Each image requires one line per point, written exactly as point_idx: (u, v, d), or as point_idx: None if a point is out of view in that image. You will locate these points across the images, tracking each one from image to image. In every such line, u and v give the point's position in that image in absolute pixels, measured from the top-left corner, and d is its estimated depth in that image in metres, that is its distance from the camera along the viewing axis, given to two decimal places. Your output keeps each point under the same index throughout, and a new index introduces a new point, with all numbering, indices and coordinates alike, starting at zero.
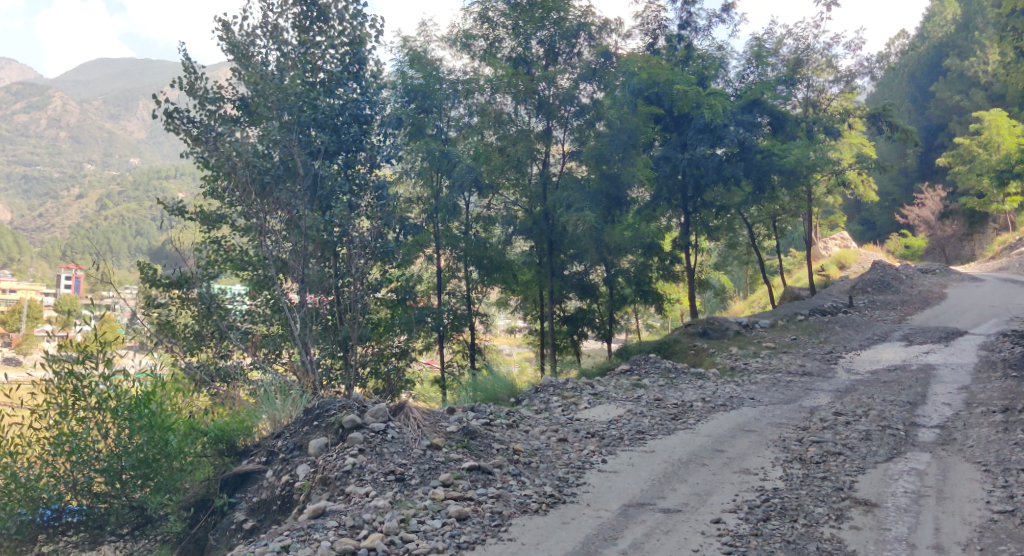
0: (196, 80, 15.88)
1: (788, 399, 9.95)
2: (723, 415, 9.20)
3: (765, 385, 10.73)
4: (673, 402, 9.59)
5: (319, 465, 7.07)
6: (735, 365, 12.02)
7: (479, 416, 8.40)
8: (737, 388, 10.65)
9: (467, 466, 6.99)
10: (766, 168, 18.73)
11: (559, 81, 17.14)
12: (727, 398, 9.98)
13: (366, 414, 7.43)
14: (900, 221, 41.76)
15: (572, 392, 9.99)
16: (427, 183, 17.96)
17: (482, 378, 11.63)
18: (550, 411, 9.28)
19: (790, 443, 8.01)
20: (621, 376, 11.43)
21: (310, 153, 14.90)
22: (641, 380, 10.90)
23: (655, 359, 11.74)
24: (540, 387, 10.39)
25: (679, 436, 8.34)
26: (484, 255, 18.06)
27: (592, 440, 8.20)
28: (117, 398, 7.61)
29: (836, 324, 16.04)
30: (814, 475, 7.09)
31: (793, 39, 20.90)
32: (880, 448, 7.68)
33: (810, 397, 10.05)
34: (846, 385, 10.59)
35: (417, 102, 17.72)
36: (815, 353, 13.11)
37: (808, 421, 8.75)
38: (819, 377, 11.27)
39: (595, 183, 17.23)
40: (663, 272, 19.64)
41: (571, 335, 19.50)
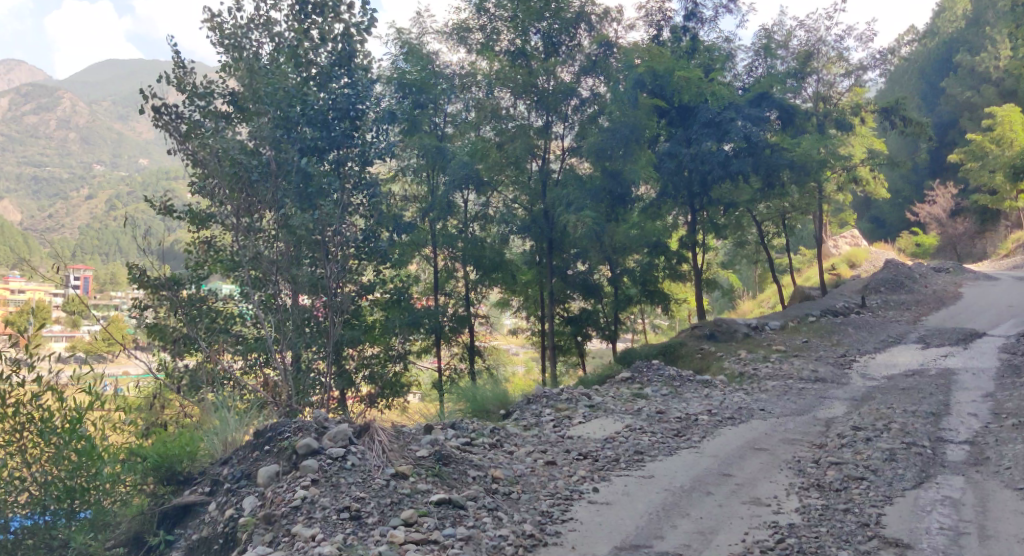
0: (185, 75, 15.39)
1: (801, 410, 9.35)
2: (731, 430, 8.60)
3: (774, 395, 10.14)
4: (676, 416, 8.99)
5: (266, 498, 6.43)
6: (743, 371, 11.43)
7: (460, 435, 7.86)
8: (747, 397, 10.06)
9: (434, 501, 6.31)
10: (775, 164, 18.13)
11: (558, 73, 16.73)
12: (735, 409, 9.37)
13: (325, 438, 6.87)
14: (912, 218, 41.01)
15: (566, 404, 9.45)
16: (420, 179, 17.62)
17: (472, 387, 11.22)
18: (540, 427, 8.71)
19: (806, 466, 7.43)
20: (622, 384, 10.84)
21: (301, 149, 14.39)
22: (643, 389, 10.31)
23: (658, 367, 11.17)
24: (533, 398, 9.89)
25: (682, 458, 7.76)
26: (481, 255, 17.52)
27: (583, 463, 7.61)
28: (45, 420, 7.25)
29: (850, 326, 15.42)
30: (835, 507, 6.50)
31: (804, 30, 20.29)
32: (907, 472, 7.06)
33: (825, 407, 9.46)
34: (862, 393, 10.00)
35: (412, 97, 17.27)
36: (827, 357, 12.51)
37: (824, 437, 8.17)
38: (834, 384, 10.67)
39: (597, 180, 16.64)
40: (669, 271, 19.05)
41: (574, 336, 19.00)
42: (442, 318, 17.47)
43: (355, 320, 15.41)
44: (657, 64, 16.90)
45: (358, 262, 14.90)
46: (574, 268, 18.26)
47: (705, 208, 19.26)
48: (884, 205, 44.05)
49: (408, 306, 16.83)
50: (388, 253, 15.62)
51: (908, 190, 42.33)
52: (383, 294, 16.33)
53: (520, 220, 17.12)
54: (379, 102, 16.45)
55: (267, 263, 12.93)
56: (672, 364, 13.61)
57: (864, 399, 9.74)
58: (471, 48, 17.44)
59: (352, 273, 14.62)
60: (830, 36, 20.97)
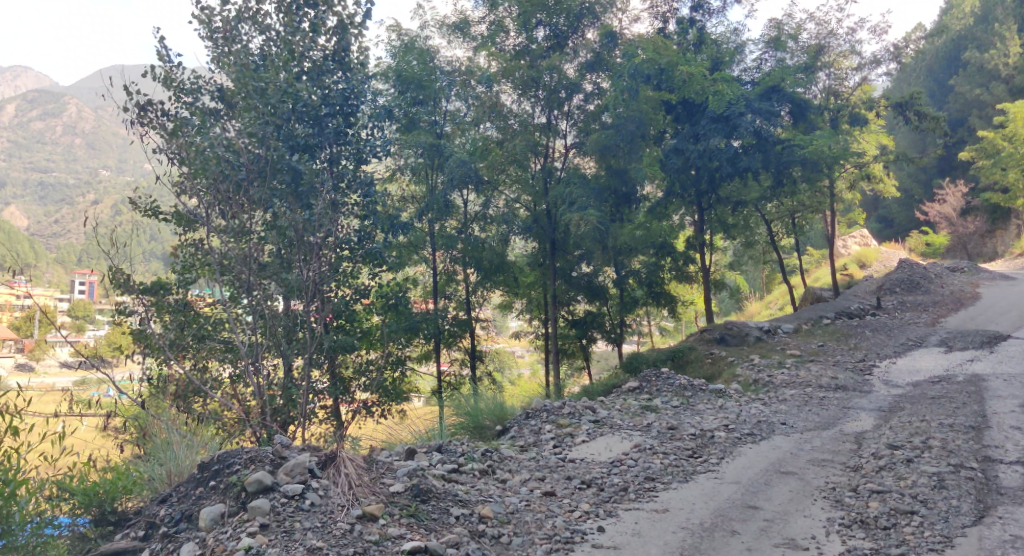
0: (171, 71, 14.83)
1: (826, 423, 8.73)
2: (752, 450, 7.96)
3: (791, 406, 9.48)
4: (690, 433, 8.35)
5: (207, 545, 5.71)
6: (758, 378, 10.78)
7: (447, 460, 7.31)
8: (765, 408, 9.43)
9: (406, 550, 5.66)
10: (787, 160, 17.48)
11: (563, 68, 15.91)
12: (754, 424, 8.72)
13: (280, 473, 6.17)
14: (921, 218, 40.19)
15: (567, 420, 8.83)
16: (418, 177, 17.01)
17: (468, 400, 10.64)
18: (539, 448, 8.07)
19: (843, 496, 6.79)
20: (629, 394, 10.24)
21: (291, 147, 13.85)
22: (652, 401, 9.68)
23: (667, 375, 10.53)
24: (532, 412, 9.26)
25: (699, 486, 7.11)
26: (481, 256, 16.89)
27: (586, 495, 6.94)
28: None
29: (867, 329, 14.74)
30: (888, 550, 5.85)
31: (815, 23, 19.65)
32: (962, 503, 6.44)
33: (851, 420, 8.80)
34: (889, 403, 9.35)
35: (411, 93, 16.67)
36: (844, 362, 11.84)
37: (857, 459, 7.54)
38: (856, 391, 10.03)
39: (602, 178, 15.97)
40: (677, 273, 18.38)
41: (580, 339, 18.22)
42: (443, 323, 16.79)
43: (351, 325, 14.79)
44: (664, 57, 16.27)
45: (353, 265, 14.64)
46: (579, 269, 17.60)
47: (713, 207, 18.61)
48: (892, 205, 43.29)
49: (406, 311, 16.19)
50: (384, 255, 15.03)
51: (917, 189, 41.57)
52: (379, 298, 15.69)
53: (522, 219, 16.45)
54: (375, 99, 15.85)
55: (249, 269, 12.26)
56: (681, 370, 12.99)
57: (891, 413, 9.09)
58: (471, 41, 16.79)
59: (346, 275, 14.45)
60: (841, 29, 20.33)
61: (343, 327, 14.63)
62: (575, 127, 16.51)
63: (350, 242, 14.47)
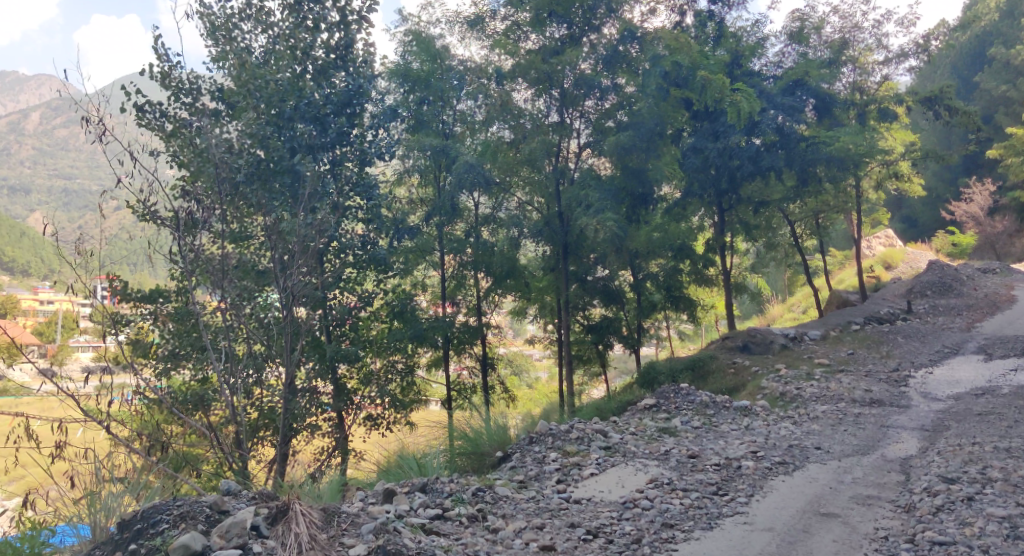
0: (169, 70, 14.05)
1: (865, 448, 8.00)
2: (783, 483, 7.23)
3: (822, 426, 8.78)
4: (713, 462, 7.67)
5: None
6: (785, 391, 10.09)
7: (433, 502, 6.66)
8: (796, 429, 8.73)
9: None
10: (811, 158, 16.77)
11: (579, 65, 15.13)
12: (785, 450, 8.02)
13: (214, 536, 5.36)
14: (948, 217, 39.01)
15: (575, 447, 8.24)
16: (426, 179, 16.38)
17: (472, 424, 10.13)
18: (541, 483, 7.43)
19: (893, 546, 5.94)
20: (645, 413, 9.61)
21: (292, 150, 13.28)
22: (670, 422, 9.03)
23: (687, 392, 9.90)
24: (536, 437, 8.75)
25: (723, 533, 6.31)
26: (491, 261, 16.17)
27: (591, 549, 6.10)
28: None
29: (899, 335, 13.94)
30: None
31: (839, 17, 18.87)
32: None
33: (892, 444, 8.07)
34: (932, 421, 8.62)
35: (418, 93, 16.03)
36: (876, 372, 11.09)
37: (907, 496, 6.76)
38: (893, 406, 9.32)
39: (618, 179, 15.25)
40: (696, 276, 17.70)
41: (597, 346, 17.38)
42: (452, 334, 15.93)
43: (356, 335, 14.16)
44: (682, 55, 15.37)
45: (357, 272, 14.26)
46: (594, 274, 16.89)
47: (735, 208, 17.88)
48: (917, 205, 42.23)
49: (413, 317, 15.24)
50: (390, 260, 14.41)
51: (943, 188, 40.42)
52: (387, 306, 15.07)
53: (532, 221, 15.72)
54: (381, 99, 15.27)
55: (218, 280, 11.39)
56: (701, 381, 12.29)
57: (934, 434, 8.33)
58: (483, 38, 16.13)
59: (352, 284, 14.16)
60: (866, 23, 19.54)
61: (347, 337, 14.06)
62: (588, 126, 15.72)
63: (355, 248, 13.87)
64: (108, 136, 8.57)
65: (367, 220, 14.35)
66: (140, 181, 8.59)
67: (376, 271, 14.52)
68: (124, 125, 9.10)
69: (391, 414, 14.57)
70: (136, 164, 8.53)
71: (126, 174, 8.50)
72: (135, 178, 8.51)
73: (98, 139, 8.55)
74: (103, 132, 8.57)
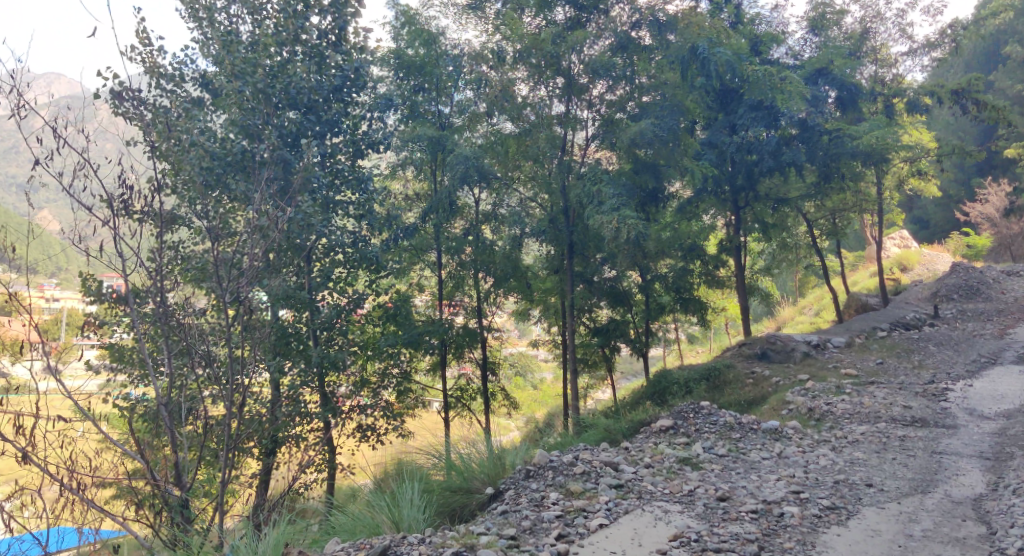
0: (152, 54, 12.63)
1: (920, 488, 7.06)
2: (834, 537, 6.26)
3: (865, 455, 7.86)
4: (746, 508, 6.70)
5: None
6: (815, 409, 9.17)
7: None
8: (836, 460, 7.78)
9: None
10: (837, 152, 15.92)
11: (587, 51, 14.09)
12: (832, 489, 7.08)
13: None
14: (962, 217, 37.79)
15: (581, 486, 7.31)
16: (422, 173, 15.33)
17: (464, 445, 9.13)
18: (541, 535, 6.46)
19: None
20: (660, 436, 8.69)
21: (282, 139, 12.37)
22: (688, 450, 8.09)
23: (709, 412, 9.00)
24: (534, 471, 7.72)
25: None
26: (492, 260, 15.14)
27: None
28: None
29: (930, 342, 13.01)
30: None
31: (861, 6, 17.86)
32: None
33: (952, 479, 7.21)
34: (991, 451, 7.71)
35: (414, 80, 15.03)
36: (910, 385, 10.16)
37: None
38: (941, 430, 8.39)
39: (629, 176, 14.33)
40: (707, 277, 16.82)
41: (602, 350, 16.37)
42: (449, 339, 14.94)
43: (344, 339, 13.17)
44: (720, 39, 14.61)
45: (348, 271, 13.35)
46: (601, 275, 15.91)
47: (751, 206, 16.98)
48: (929, 205, 41.13)
49: (408, 320, 14.25)
50: (383, 260, 13.46)
51: (956, 189, 39.18)
52: (380, 308, 14.07)
53: (535, 219, 14.71)
54: (375, 87, 14.36)
55: (165, 282, 10.20)
56: (717, 391, 11.64)
57: (993, 465, 7.44)
58: (483, 24, 15.13)
59: (343, 284, 13.20)
60: (889, 12, 18.56)
61: (335, 342, 13.02)
62: (598, 117, 14.69)
63: (345, 246, 12.89)
64: (25, 110, 7.08)
65: (359, 216, 13.44)
66: (65, 163, 7.20)
67: (367, 271, 13.57)
68: (63, 98, 7.57)
69: (382, 424, 13.61)
70: (60, 143, 7.10)
71: (44, 155, 7.09)
72: (56, 159, 7.10)
73: (12, 112, 7.04)
74: (19, 104, 7.06)
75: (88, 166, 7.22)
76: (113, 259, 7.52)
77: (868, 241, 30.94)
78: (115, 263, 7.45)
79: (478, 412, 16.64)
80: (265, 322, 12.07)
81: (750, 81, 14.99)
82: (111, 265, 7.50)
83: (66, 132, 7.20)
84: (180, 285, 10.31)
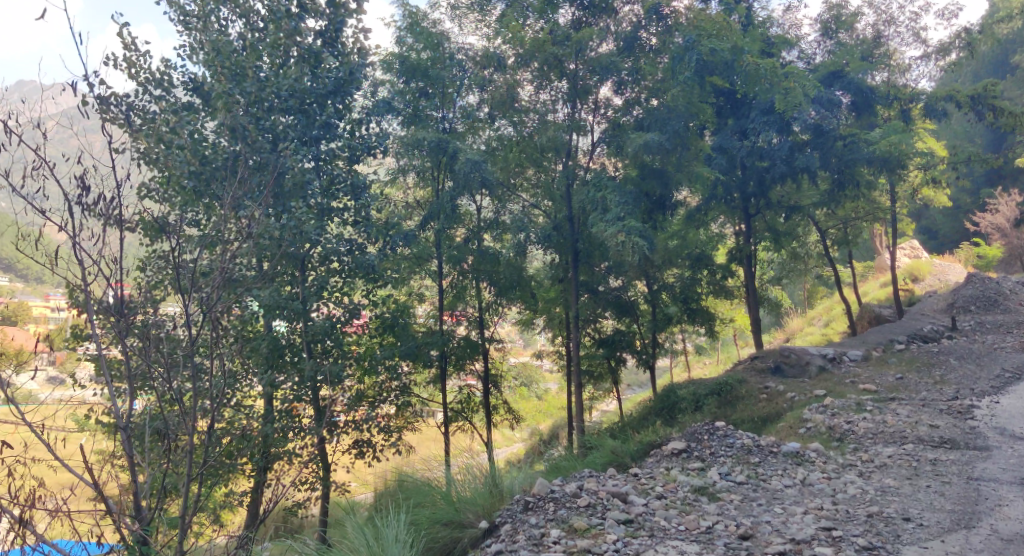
0: (139, 58, 12.26)
1: (962, 522, 6.55)
2: None
3: (896, 482, 7.39)
4: (770, 548, 6.19)
5: None
6: (838, 431, 8.73)
7: None
8: (866, 489, 7.28)
9: None
10: (852, 157, 15.47)
11: (594, 53, 13.63)
12: (866, 523, 6.57)
13: None
14: (971, 228, 37.18)
15: (587, 521, 6.85)
16: (424, 180, 14.75)
17: (464, 474, 8.76)
18: None
19: None
20: (672, 462, 8.35)
21: (276, 143, 11.92)
22: (700, 480, 7.65)
23: (724, 434, 8.73)
24: (536, 504, 7.27)
25: None
26: (496, 269, 14.64)
27: None
28: None
29: (950, 355, 12.50)
30: None
31: (874, 8, 17.40)
32: None
33: (995, 511, 6.71)
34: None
35: (418, 85, 14.35)
36: (934, 401, 9.69)
37: None
38: (974, 454, 7.92)
39: (636, 183, 13.86)
40: (715, 287, 16.33)
41: (608, 362, 15.86)
42: (449, 351, 14.45)
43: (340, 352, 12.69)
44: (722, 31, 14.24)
45: (344, 280, 12.85)
46: (606, 284, 15.42)
47: (762, 213, 16.63)
48: (937, 216, 40.49)
49: (406, 331, 13.72)
50: (380, 268, 12.96)
51: (965, 199, 38.59)
52: (377, 319, 13.54)
53: (539, 225, 14.22)
54: (373, 91, 13.88)
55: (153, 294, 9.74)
56: (729, 407, 11.15)
57: None
58: (484, 26, 14.68)
59: (339, 294, 12.68)
60: (902, 16, 18.09)
61: (329, 355, 12.45)
62: (603, 121, 14.42)
63: (340, 253, 12.43)
64: None
65: (355, 223, 12.96)
66: (15, 163, 6.20)
67: (364, 281, 13.08)
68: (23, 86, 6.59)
69: (379, 440, 13.12)
70: (12, 140, 6.12)
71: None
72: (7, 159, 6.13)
73: None
74: None
75: (45, 167, 6.20)
76: (76, 272, 6.51)
77: (878, 251, 30.37)
78: (75, 274, 6.42)
79: (480, 426, 16.17)
80: (257, 334, 11.58)
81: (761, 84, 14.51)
82: (73, 278, 6.49)
83: (22, 127, 6.23)
84: (166, 295, 9.82)
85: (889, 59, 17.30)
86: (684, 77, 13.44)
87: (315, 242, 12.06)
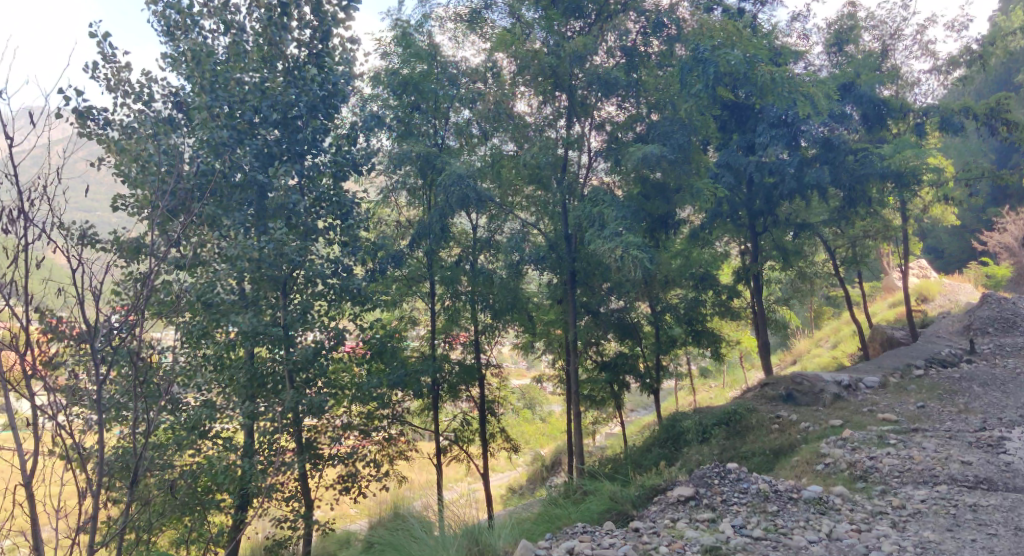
0: (117, 71, 11.56)
1: None
2: None
3: (934, 535, 6.91)
4: None
5: None
6: (861, 473, 8.33)
7: None
8: (901, 546, 6.73)
9: None
10: (863, 173, 14.86)
11: (592, 62, 13.02)
12: None
13: None
14: (980, 248, 36.30)
15: None
16: (416, 199, 14.03)
17: (446, 537, 8.44)
18: None
19: None
20: (678, 512, 7.79)
21: (255, 158, 11.29)
22: (706, 541, 7.04)
23: (737, 477, 8.18)
24: None
25: None
26: (491, 292, 13.81)
27: None
28: None
29: (973, 381, 11.86)
30: None
31: (881, 19, 16.85)
32: None
33: None
34: None
35: (411, 97, 13.70)
36: (961, 433, 9.29)
37: None
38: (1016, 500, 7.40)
39: (638, 200, 13.26)
40: (720, 309, 15.68)
41: (609, 387, 15.15)
42: (441, 379, 13.73)
43: (322, 381, 11.95)
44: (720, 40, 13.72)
45: (329, 304, 12.18)
46: (607, 305, 14.70)
47: (769, 231, 16.07)
48: (943, 235, 39.64)
49: (394, 356, 12.99)
50: (367, 291, 12.29)
51: (973, 220, 37.68)
52: (363, 345, 12.75)
53: (535, 245, 13.55)
54: (362, 105, 13.19)
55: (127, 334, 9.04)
56: (738, 438, 10.53)
57: None
58: (478, 37, 14.04)
59: (324, 318, 12.01)
60: (909, 28, 17.55)
61: (315, 384, 11.80)
62: (603, 135, 13.79)
63: (324, 275, 11.74)
64: None
65: (343, 243, 12.25)
66: None
67: (351, 306, 12.41)
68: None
69: (365, 474, 12.40)
70: None
71: None
72: None
73: None
74: None
75: None
76: None
77: (887, 270, 29.59)
78: None
79: (475, 454, 15.46)
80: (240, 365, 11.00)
81: (766, 97, 13.95)
82: None
83: None
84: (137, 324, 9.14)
85: (898, 72, 16.74)
86: (696, 89, 13.03)
87: (296, 264, 11.29)
